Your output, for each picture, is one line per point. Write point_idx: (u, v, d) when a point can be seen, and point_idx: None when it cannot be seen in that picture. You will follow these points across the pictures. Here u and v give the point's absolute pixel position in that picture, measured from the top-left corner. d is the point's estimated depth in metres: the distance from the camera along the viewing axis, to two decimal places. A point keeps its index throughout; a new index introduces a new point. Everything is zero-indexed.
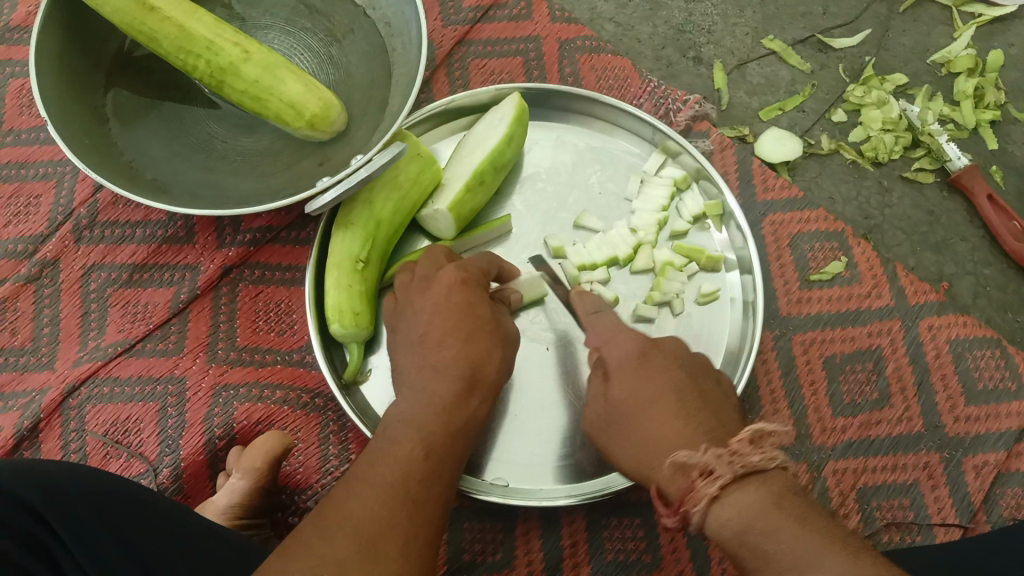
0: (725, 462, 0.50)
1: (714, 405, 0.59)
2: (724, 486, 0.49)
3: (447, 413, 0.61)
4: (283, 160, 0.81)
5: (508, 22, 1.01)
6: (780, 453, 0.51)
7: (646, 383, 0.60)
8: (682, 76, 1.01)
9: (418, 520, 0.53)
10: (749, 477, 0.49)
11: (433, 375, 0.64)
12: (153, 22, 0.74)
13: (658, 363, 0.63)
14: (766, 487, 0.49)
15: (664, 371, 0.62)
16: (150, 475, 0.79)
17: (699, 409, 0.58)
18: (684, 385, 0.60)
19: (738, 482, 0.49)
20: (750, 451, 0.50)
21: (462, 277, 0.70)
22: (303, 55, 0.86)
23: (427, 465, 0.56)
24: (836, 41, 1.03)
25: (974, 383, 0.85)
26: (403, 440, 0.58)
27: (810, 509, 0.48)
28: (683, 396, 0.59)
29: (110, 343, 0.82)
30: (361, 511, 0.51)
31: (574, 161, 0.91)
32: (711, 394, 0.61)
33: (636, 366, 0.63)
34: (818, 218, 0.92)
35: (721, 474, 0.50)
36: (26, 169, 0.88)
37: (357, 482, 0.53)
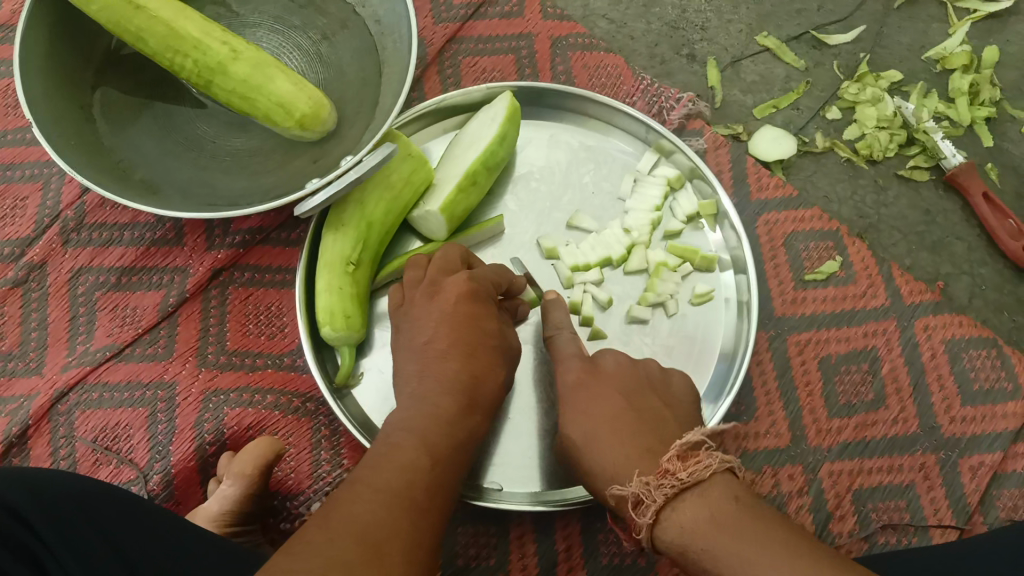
0: (654, 488, 0.51)
1: (656, 416, 0.60)
2: (660, 509, 0.50)
3: (451, 425, 0.61)
4: (275, 159, 0.80)
5: (500, 19, 1.00)
6: (718, 458, 0.51)
7: (591, 407, 0.62)
8: (676, 73, 1.01)
9: (423, 526, 0.52)
10: (684, 493, 0.50)
11: (437, 386, 0.64)
12: (141, 20, 0.73)
13: (598, 389, 0.64)
14: (703, 500, 0.49)
15: (604, 396, 0.63)
16: (140, 482, 0.78)
17: (639, 422, 0.59)
18: (625, 405, 0.61)
19: (672, 501, 0.50)
20: (680, 469, 0.51)
21: (470, 289, 0.71)
22: (292, 54, 0.85)
23: (432, 475, 0.56)
24: (832, 38, 1.02)
25: (970, 384, 0.85)
26: (408, 448, 0.57)
27: (750, 515, 0.48)
28: (622, 416, 0.60)
29: (99, 348, 0.81)
30: (366, 516, 0.49)
31: (568, 160, 0.90)
32: (656, 408, 0.61)
33: (578, 398, 0.65)
34: (814, 217, 0.91)
35: (653, 499, 0.51)
36: (13, 171, 0.87)
37: (360, 486, 0.52)
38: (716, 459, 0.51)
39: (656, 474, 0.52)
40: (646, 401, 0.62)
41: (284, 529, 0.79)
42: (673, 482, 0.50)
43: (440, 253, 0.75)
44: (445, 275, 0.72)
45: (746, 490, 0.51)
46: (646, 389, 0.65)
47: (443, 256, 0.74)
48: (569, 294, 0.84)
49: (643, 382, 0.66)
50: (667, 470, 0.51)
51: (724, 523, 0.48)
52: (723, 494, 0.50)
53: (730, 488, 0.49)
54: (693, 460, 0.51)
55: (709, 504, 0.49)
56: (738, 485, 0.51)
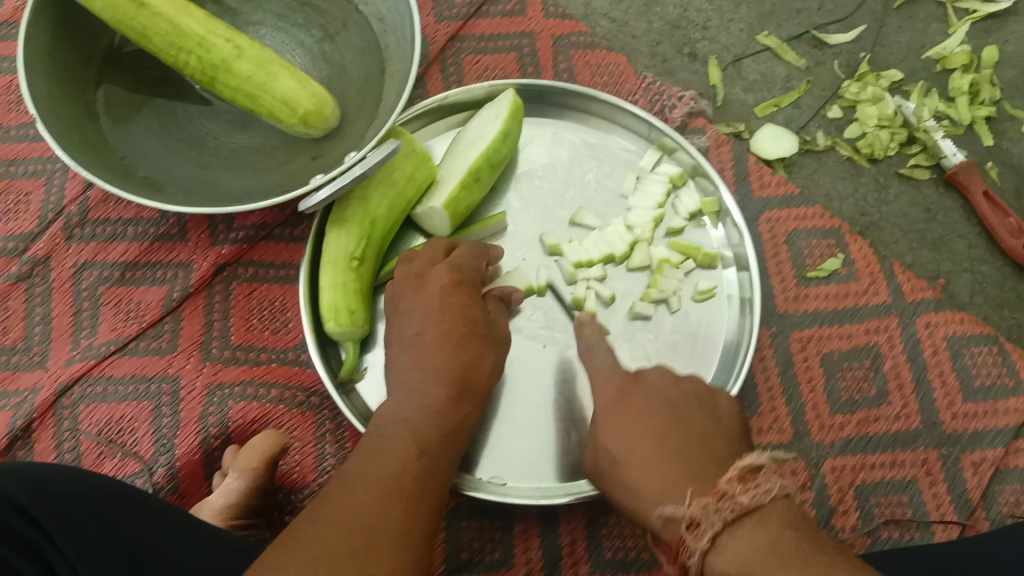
0: (712, 513, 0.49)
1: (703, 434, 0.60)
2: (717, 535, 0.49)
3: (440, 415, 0.62)
4: (278, 156, 0.80)
5: (502, 18, 1.01)
6: (777, 484, 0.50)
7: (631, 431, 0.61)
8: (678, 72, 1.01)
9: (417, 514, 0.52)
10: (743, 519, 0.49)
11: (426, 376, 0.64)
12: (145, 18, 0.73)
13: (640, 406, 0.64)
14: (762, 527, 0.48)
15: (647, 412, 0.63)
16: (145, 475, 0.78)
17: (688, 442, 0.58)
18: (671, 421, 0.61)
19: (730, 527, 0.49)
20: (740, 492, 0.50)
21: (456, 280, 0.70)
22: (296, 52, 0.86)
23: (421, 464, 0.56)
24: (832, 37, 1.03)
25: (971, 380, 0.85)
26: (396, 440, 0.58)
27: (809, 543, 0.47)
28: (669, 434, 0.59)
29: (103, 342, 0.81)
30: (355, 507, 0.50)
31: (571, 157, 0.90)
32: (701, 427, 0.61)
33: (618, 412, 0.64)
34: (816, 215, 0.92)
35: (710, 524, 0.49)
36: (16, 166, 0.87)
37: (349, 480, 0.53)
38: (775, 484, 0.50)
39: (713, 497, 0.50)
40: (693, 418, 0.62)
41: (288, 523, 0.79)
42: (732, 506, 0.49)
43: (427, 243, 0.75)
44: (430, 266, 0.72)
45: (801, 518, 0.50)
46: (690, 404, 0.64)
47: (428, 251, 0.73)
48: (571, 290, 0.84)
49: (688, 398, 0.65)
50: (724, 492, 0.50)
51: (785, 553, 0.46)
52: (780, 523, 0.49)
53: (788, 516, 0.49)
54: (752, 485, 0.50)
55: (768, 531, 0.48)
56: (793, 514, 0.50)
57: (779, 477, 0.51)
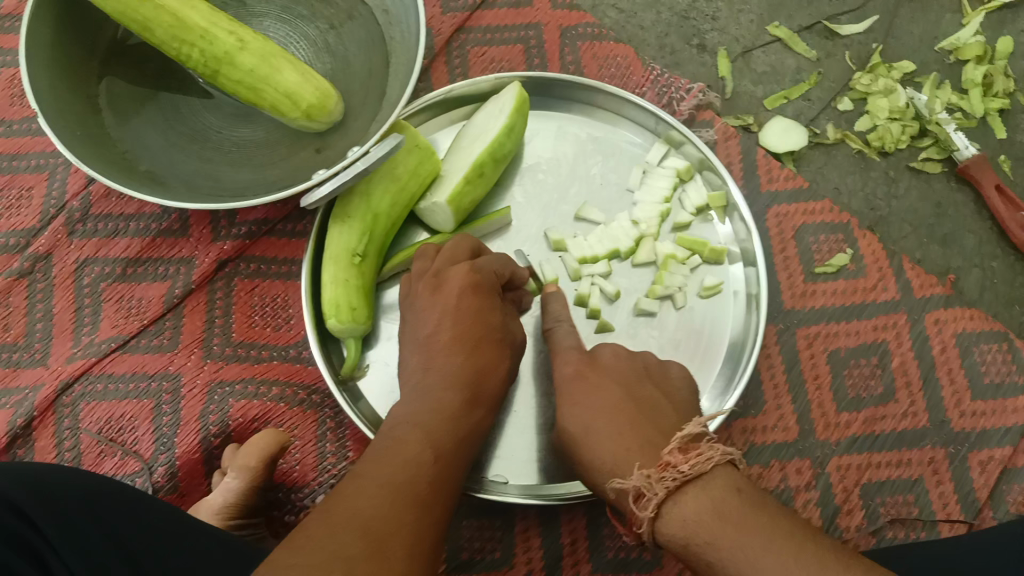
0: (655, 482, 0.50)
1: (655, 409, 0.60)
2: (661, 503, 0.50)
3: (454, 420, 0.61)
4: (279, 152, 0.80)
5: (508, 9, 0.99)
6: (720, 450, 0.51)
7: (583, 402, 0.62)
8: (685, 64, 1.00)
9: (427, 521, 0.52)
10: (685, 487, 0.49)
11: (441, 380, 0.64)
12: (148, 10, 0.72)
13: (594, 383, 0.64)
14: (704, 493, 0.49)
15: (602, 389, 0.62)
16: (144, 474, 0.78)
17: (638, 415, 0.58)
18: (623, 397, 0.61)
19: (673, 496, 0.49)
20: (682, 462, 0.50)
21: (475, 281, 0.70)
22: (299, 44, 0.84)
23: (435, 469, 0.56)
24: (843, 28, 1.01)
25: (980, 378, 0.84)
26: (411, 441, 0.57)
27: (750, 506, 0.48)
28: (621, 408, 0.59)
29: (104, 339, 0.81)
30: (369, 510, 0.50)
31: (576, 151, 0.89)
32: (650, 397, 0.61)
33: (574, 390, 0.64)
34: (824, 210, 0.91)
35: (654, 493, 0.50)
36: (19, 161, 0.87)
37: (363, 480, 0.53)
38: (718, 452, 0.51)
39: (657, 467, 0.51)
40: (643, 392, 0.62)
41: (288, 522, 0.79)
42: (675, 474, 0.50)
43: (450, 242, 0.74)
44: (452, 263, 0.72)
45: (747, 483, 0.51)
46: (643, 380, 0.65)
47: (454, 246, 0.73)
48: (576, 287, 0.83)
49: (643, 376, 0.65)
50: (667, 463, 0.51)
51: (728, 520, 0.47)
52: (724, 487, 0.49)
53: (732, 481, 0.49)
54: (693, 454, 0.51)
55: (710, 498, 0.48)
56: (739, 479, 0.51)
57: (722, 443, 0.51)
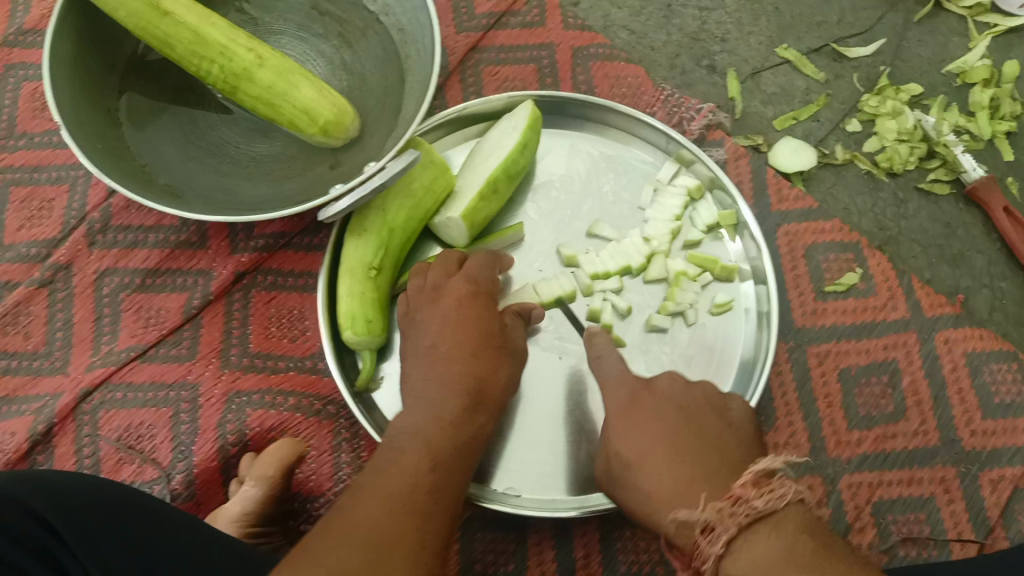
0: (726, 516, 0.50)
1: (719, 443, 0.60)
2: (732, 539, 0.50)
3: (452, 429, 0.62)
4: (297, 165, 0.81)
5: (521, 29, 1.01)
6: (791, 488, 0.51)
7: (643, 430, 0.63)
8: (696, 84, 1.01)
9: (429, 529, 0.53)
10: (757, 524, 0.50)
11: (439, 389, 0.65)
12: (168, 26, 0.73)
13: (654, 413, 0.65)
14: (777, 531, 0.49)
15: (661, 419, 0.63)
16: (163, 481, 0.78)
17: (702, 447, 0.59)
18: (686, 428, 0.61)
19: (745, 532, 0.50)
20: (754, 497, 0.51)
21: (472, 290, 0.71)
22: (316, 62, 0.86)
23: (434, 478, 0.57)
24: (851, 51, 1.02)
25: (990, 397, 0.84)
26: (410, 454, 0.58)
27: (825, 547, 0.48)
28: (684, 438, 0.60)
29: (123, 348, 0.82)
30: (370, 523, 0.51)
31: (588, 169, 0.90)
32: (711, 427, 0.62)
33: (631, 418, 0.66)
34: (833, 229, 0.92)
35: (725, 528, 0.50)
36: (40, 173, 0.88)
37: (365, 494, 0.54)
38: (789, 490, 0.51)
39: (728, 501, 0.51)
40: (707, 425, 0.62)
41: (303, 531, 0.79)
42: (747, 510, 0.50)
43: (440, 256, 0.75)
44: (446, 278, 0.73)
45: (817, 526, 0.51)
46: (705, 412, 0.65)
47: (443, 263, 0.74)
48: (588, 302, 0.84)
49: (701, 402, 0.66)
50: (739, 496, 0.51)
51: (799, 556, 0.47)
52: (795, 527, 0.50)
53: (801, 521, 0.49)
54: (766, 490, 0.51)
55: (783, 535, 0.48)
56: (809, 521, 0.51)
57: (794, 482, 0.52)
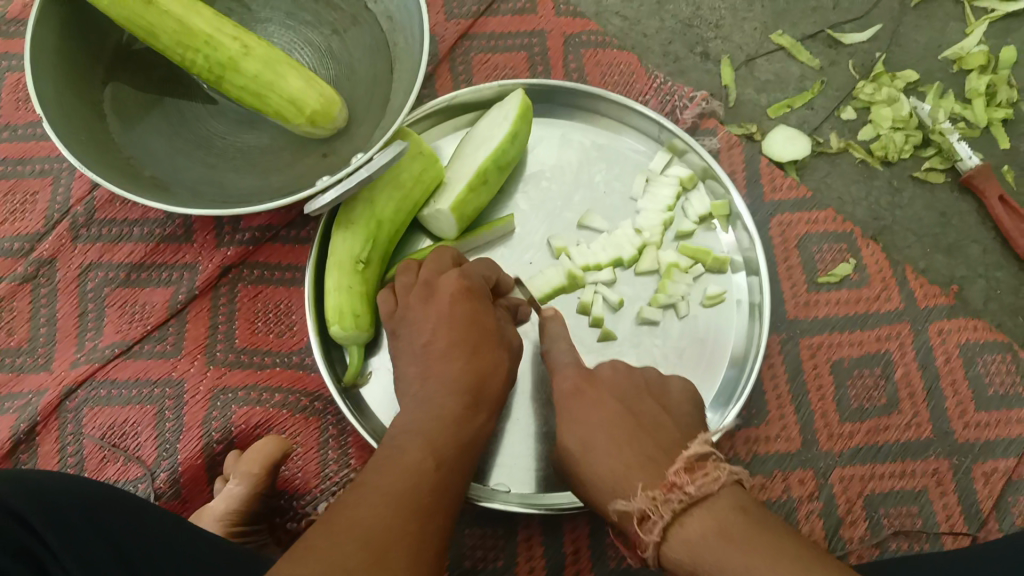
0: (661, 504, 0.51)
1: (657, 426, 0.59)
2: (667, 526, 0.50)
3: (454, 427, 0.61)
4: (285, 158, 0.80)
5: (512, 16, 0.99)
6: (726, 471, 0.52)
7: (583, 420, 0.61)
8: (689, 72, 1.00)
9: (430, 528, 0.51)
10: (692, 508, 0.50)
11: (439, 388, 0.63)
12: (152, 15, 0.72)
13: (594, 398, 0.63)
14: (709, 513, 0.50)
15: (599, 404, 0.62)
16: (147, 480, 0.78)
17: (639, 432, 0.58)
18: (625, 414, 0.60)
19: (680, 518, 0.50)
20: (687, 482, 0.51)
21: (467, 287, 0.69)
22: (304, 50, 0.85)
23: (437, 477, 0.55)
24: (847, 37, 1.01)
25: (985, 389, 0.84)
26: (413, 450, 0.57)
27: (754, 529, 0.48)
28: (621, 425, 0.59)
29: (108, 344, 0.81)
30: (372, 519, 0.49)
31: (580, 159, 0.89)
32: (653, 412, 0.61)
33: (570, 403, 0.63)
34: (826, 220, 0.90)
35: (660, 516, 0.51)
36: (23, 165, 0.87)
37: (366, 489, 0.52)
38: (723, 472, 0.52)
39: (663, 488, 0.52)
40: (645, 408, 0.62)
41: (290, 529, 0.79)
42: (681, 496, 0.50)
43: (433, 253, 0.74)
44: (439, 275, 0.71)
45: (753, 503, 0.52)
46: (643, 394, 0.64)
47: (437, 258, 0.73)
48: (579, 295, 0.83)
49: (639, 387, 0.65)
50: (673, 483, 0.52)
51: (731, 541, 0.47)
52: (729, 507, 0.50)
53: (735, 501, 0.50)
54: (701, 473, 0.52)
55: (714, 518, 0.49)
56: (744, 497, 0.52)
57: (726, 463, 0.53)
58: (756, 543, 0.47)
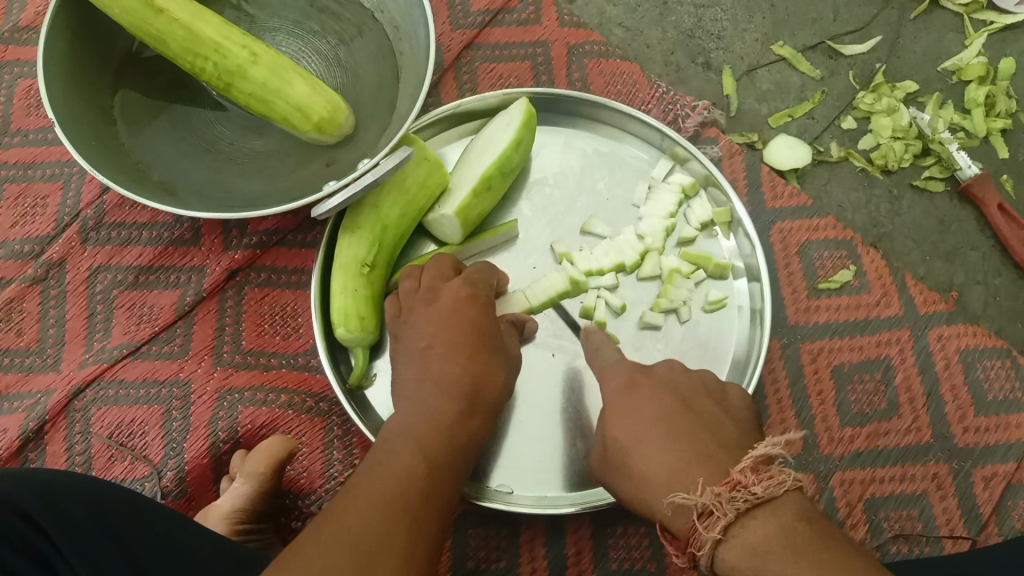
0: (724, 501, 0.50)
1: (716, 427, 0.59)
2: (729, 524, 0.49)
3: (447, 432, 0.61)
4: (292, 163, 0.81)
5: (516, 26, 1.01)
6: (791, 475, 0.50)
7: (638, 418, 0.61)
8: (691, 81, 1.01)
9: (420, 534, 0.52)
10: (755, 510, 0.49)
11: (435, 391, 0.63)
12: (162, 23, 0.73)
13: (650, 398, 0.62)
14: (774, 518, 0.49)
15: (657, 403, 0.62)
16: (154, 479, 0.79)
17: (696, 430, 0.57)
18: (680, 411, 0.60)
19: (742, 518, 0.49)
20: (753, 482, 0.50)
21: (470, 292, 0.71)
22: (311, 58, 0.86)
23: (427, 482, 0.55)
24: (846, 48, 1.02)
25: (984, 394, 0.84)
26: (404, 454, 0.57)
27: (818, 540, 0.47)
28: (679, 424, 0.58)
29: (116, 346, 0.82)
30: (360, 526, 0.49)
31: (582, 165, 0.90)
32: (711, 415, 0.60)
33: (621, 400, 0.64)
34: (827, 225, 0.92)
35: (723, 513, 0.50)
36: (34, 170, 0.88)
37: (354, 493, 0.52)
38: (789, 476, 0.50)
39: (727, 485, 0.50)
40: (702, 407, 0.61)
41: (295, 528, 0.80)
42: (746, 496, 0.49)
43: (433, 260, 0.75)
44: (440, 280, 0.72)
45: (815, 511, 0.50)
46: (700, 396, 0.63)
47: (435, 266, 0.74)
48: (581, 299, 0.84)
49: (697, 389, 0.64)
50: (737, 482, 0.50)
51: (797, 548, 0.46)
52: (791, 515, 0.49)
53: (800, 509, 0.49)
54: (766, 475, 0.50)
55: (778, 522, 0.48)
56: (808, 505, 0.50)
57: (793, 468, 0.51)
58: (824, 553, 0.46)
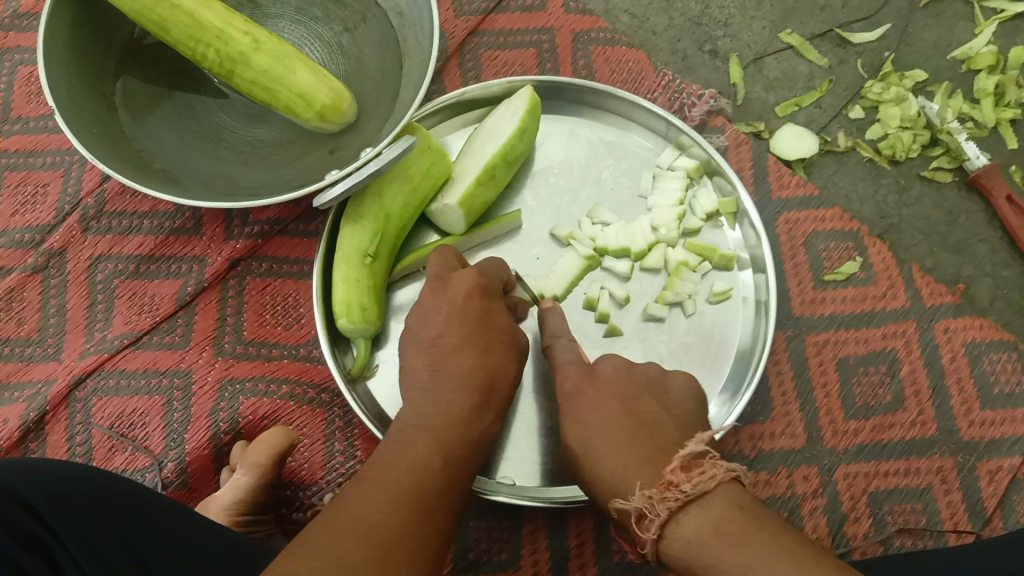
0: (657, 502, 0.50)
1: (654, 422, 0.58)
2: (664, 524, 0.50)
3: (462, 425, 0.60)
4: (294, 151, 0.80)
5: (521, 13, 1.00)
6: (722, 468, 0.50)
7: (589, 422, 0.60)
8: (698, 69, 1.00)
9: (429, 528, 0.50)
10: (689, 506, 0.49)
11: (449, 383, 0.63)
12: (164, 10, 0.73)
13: (595, 397, 0.62)
14: (706, 511, 0.48)
15: (602, 406, 0.61)
16: (155, 469, 0.79)
17: (635, 431, 0.57)
18: (621, 412, 0.59)
19: (677, 515, 0.49)
20: (684, 481, 0.50)
21: (479, 285, 0.70)
22: (314, 45, 0.85)
23: (442, 476, 0.55)
24: (855, 36, 1.01)
25: (990, 387, 0.84)
26: (417, 447, 0.56)
27: (751, 527, 0.47)
28: (620, 423, 0.58)
29: (116, 335, 0.81)
30: (373, 516, 0.48)
31: (588, 155, 0.89)
32: (654, 409, 0.59)
33: (576, 405, 0.63)
34: (833, 217, 0.91)
35: (657, 513, 0.50)
36: (35, 158, 0.88)
37: (369, 486, 0.51)
38: (720, 469, 0.50)
39: (659, 487, 0.51)
40: (645, 405, 0.60)
41: (296, 519, 0.80)
42: (676, 495, 0.49)
43: (437, 251, 0.74)
44: (450, 271, 0.71)
45: (751, 498, 0.50)
46: (644, 390, 0.62)
47: (442, 257, 0.72)
48: (585, 291, 0.84)
49: (642, 381, 0.64)
50: (669, 482, 0.50)
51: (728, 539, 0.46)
52: (727, 506, 0.49)
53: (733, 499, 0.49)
54: (696, 471, 0.50)
55: (710, 516, 0.48)
56: (745, 495, 0.50)
57: (725, 461, 0.51)
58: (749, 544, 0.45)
